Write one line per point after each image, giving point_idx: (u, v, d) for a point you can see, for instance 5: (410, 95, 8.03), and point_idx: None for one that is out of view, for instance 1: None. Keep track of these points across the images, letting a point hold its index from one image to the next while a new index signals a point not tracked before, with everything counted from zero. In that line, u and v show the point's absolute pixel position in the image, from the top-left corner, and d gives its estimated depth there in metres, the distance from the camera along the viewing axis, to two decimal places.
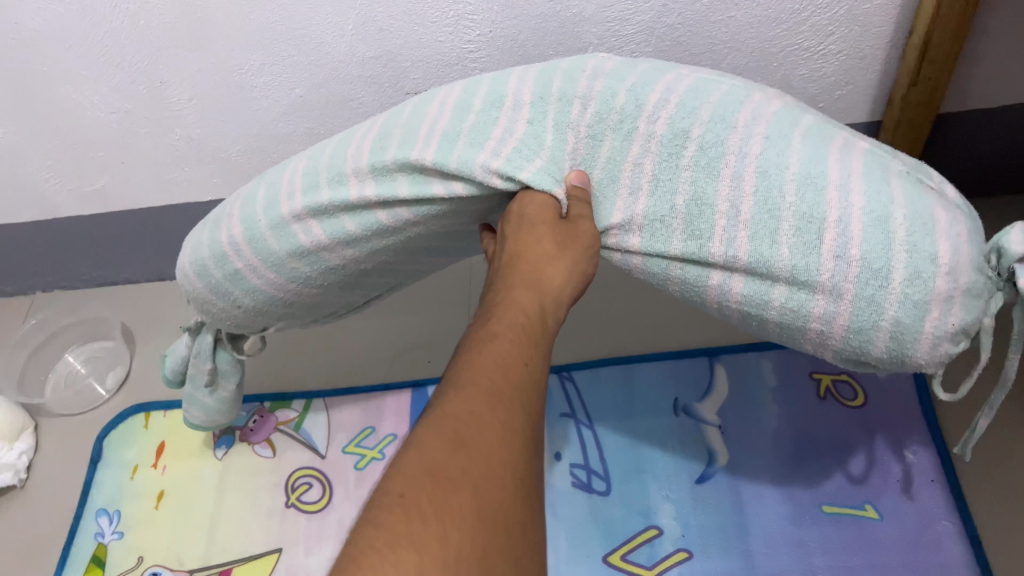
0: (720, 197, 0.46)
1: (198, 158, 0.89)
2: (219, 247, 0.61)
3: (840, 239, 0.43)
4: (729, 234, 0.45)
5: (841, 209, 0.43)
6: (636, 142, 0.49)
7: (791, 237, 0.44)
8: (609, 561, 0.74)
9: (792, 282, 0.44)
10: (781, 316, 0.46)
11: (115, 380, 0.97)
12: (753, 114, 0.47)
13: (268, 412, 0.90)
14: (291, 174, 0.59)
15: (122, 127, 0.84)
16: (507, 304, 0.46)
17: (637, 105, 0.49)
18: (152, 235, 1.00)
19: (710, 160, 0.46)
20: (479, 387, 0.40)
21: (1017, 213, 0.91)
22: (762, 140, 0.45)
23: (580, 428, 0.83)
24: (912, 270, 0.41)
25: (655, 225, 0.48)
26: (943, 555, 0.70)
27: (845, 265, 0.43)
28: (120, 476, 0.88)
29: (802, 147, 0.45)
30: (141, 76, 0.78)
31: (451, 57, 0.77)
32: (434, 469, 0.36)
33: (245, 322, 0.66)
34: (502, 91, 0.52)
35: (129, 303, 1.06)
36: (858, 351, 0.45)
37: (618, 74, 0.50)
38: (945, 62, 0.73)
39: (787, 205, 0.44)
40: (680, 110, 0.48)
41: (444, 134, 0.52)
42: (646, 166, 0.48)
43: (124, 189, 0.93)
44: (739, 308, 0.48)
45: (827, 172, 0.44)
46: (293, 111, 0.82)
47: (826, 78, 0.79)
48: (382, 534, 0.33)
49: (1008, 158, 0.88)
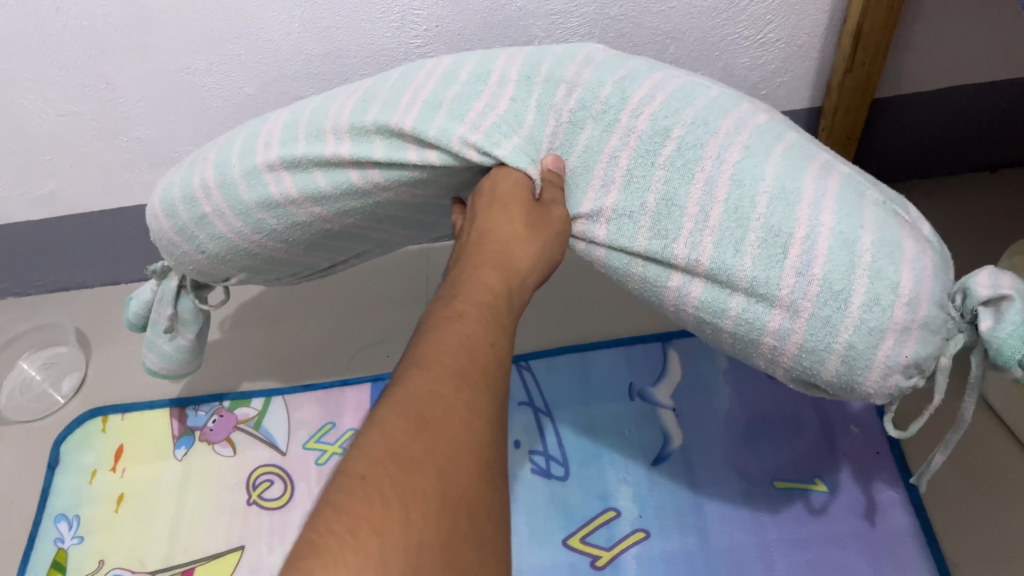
0: (691, 197, 0.47)
1: (148, 159, 0.88)
2: (190, 188, 0.62)
3: (803, 252, 0.44)
4: (693, 239, 0.47)
5: (810, 228, 0.44)
6: (619, 130, 0.49)
7: (755, 248, 0.45)
8: (569, 544, 0.75)
9: (748, 290, 0.46)
10: (735, 327, 0.48)
11: (71, 386, 0.96)
12: (736, 124, 0.48)
13: (227, 412, 0.90)
14: (271, 125, 0.59)
15: (69, 129, 0.83)
16: (474, 282, 0.47)
17: (622, 98, 0.50)
18: (104, 239, 0.99)
19: (687, 160, 0.47)
20: (446, 376, 0.41)
21: (951, 194, 0.94)
22: (741, 149, 0.46)
23: (539, 416, 0.84)
24: (873, 291, 0.43)
25: (622, 220, 0.49)
26: (890, 524, 0.73)
27: (806, 280, 0.44)
28: (77, 481, 0.87)
29: (779, 161, 0.46)
30: (87, 78, 0.78)
31: (398, 53, 0.78)
32: (401, 457, 0.36)
33: (208, 269, 0.67)
34: (489, 66, 0.53)
35: (83, 308, 1.05)
36: (809, 370, 0.47)
37: (609, 66, 0.52)
38: (878, 47, 0.75)
39: (756, 216, 0.45)
40: (664, 108, 0.49)
41: (427, 101, 0.53)
42: (621, 160, 0.49)
43: (74, 193, 0.92)
44: (694, 313, 0.49)
45: (801, 190, 0.45)
46: (242, 108, 0.82)
47: (765, 67, 0.81)
48: (344, 519, 0.34)
49: (939, 141, 0.91)
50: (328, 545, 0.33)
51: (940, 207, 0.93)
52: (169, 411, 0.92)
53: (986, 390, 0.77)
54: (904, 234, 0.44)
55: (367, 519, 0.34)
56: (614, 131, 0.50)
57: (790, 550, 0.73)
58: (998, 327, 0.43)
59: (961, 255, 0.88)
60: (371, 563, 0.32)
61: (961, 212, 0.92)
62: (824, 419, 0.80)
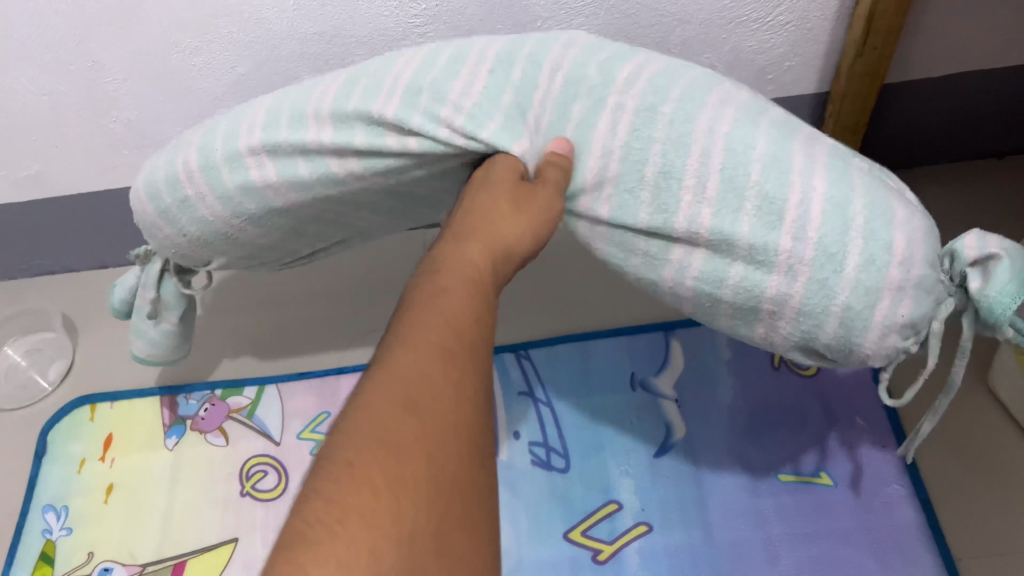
0: (677, 169, 0.44)
1: (137, 141, 0.86)
2: (174, 171, 0.59)
3: (798, 222, 0.42)
4: (694, 209, 0.44)
5: (803, 194, 0.42)
6: (612, 106, 0.47)
7: (753, 214, 0.43)
8: (570, 537, 0.74)
9: (741, 259, 0.44)
10: (733, 295, 0.46)
11: (57, 373, 0.94)
12: (721, 99, 0.46)
13: (219, 401, 0.88)
14: (253, 109, 0.57)
15: (53, 110, 0.81)
16: (456, 253, 0.43)
17: (609, 77, 0.48)
18: (91, 222, 0.96)
19: (680, 132, 0.45)
20: (429, 345, 0.37)
21: (957, 182, 0.92)
22: (731, 122, 0.45)
23: (538, 405, 0.83)
24: (866, 255, 0.42)
25: (624, 193, 0.47)
26: (896, 519, 0.72)
27: (800, 246, 0.43)
28: (65, 470, 0.85)
29: (767, 133, 0.44)
30: (72, 56, 0.75)
31: (397, 33, 0.75)
32: (382, 436, 0.33)
33: (190, 252, 0.64)
34: (473, 51, 0.51)
35: (69, 292, 1.02)
36: (807, 335, 0.45)
37: (592, 48, 0.50)
38: (890, 32, 0.73)
39: (752, 183, 0.43)
40: (650, 86, 0.47)
41: (408, 87, 0.50)
42: (619, 133, 0.46)
43: (60, 175, 0.89)
44: (692, 284, 0.47)
45: (793, 159, 0.43)
46: (235, 88, 0.80)
47: (773, 50, 0.80)
48: (332, 508, 0.30)
49: (946, 128, 0.90)
50: (318, 536, 0.29)
51: (945, 194, 0.92)
52: (159, 399, 0.90)
53: (993, 381, 0.76)
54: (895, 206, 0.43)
55: (358, 503, 0.31)
56: (607, 104, 0.47)
57: (795, 545, 0.72)
58: (987, 287, 0.42)
59: None
60: (363, 555, 0.29)
61: (965, 200, 0.91)
62: (829, 410, 0.79)
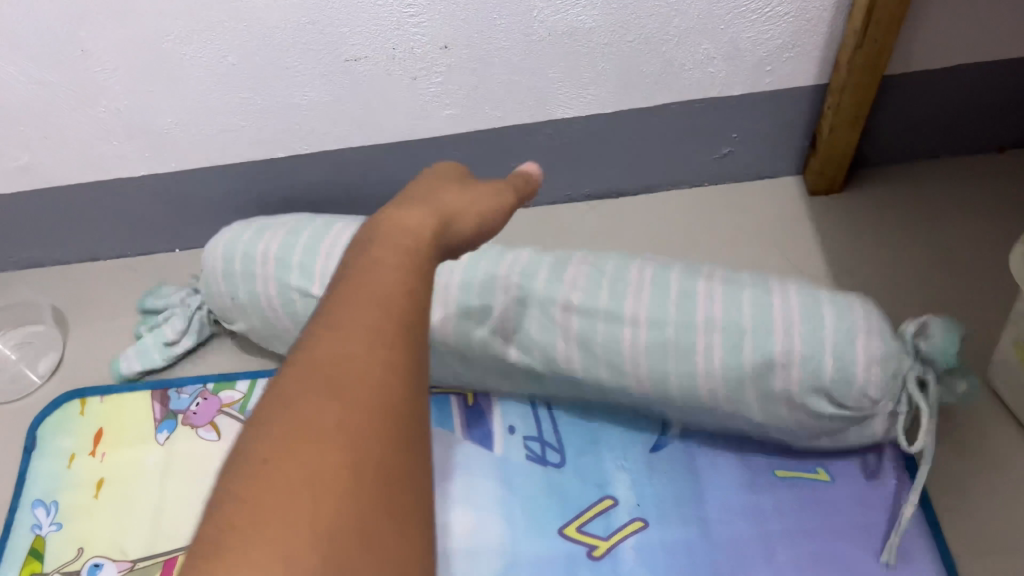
0: (698, 318, 0.69)
1: (128, 132, 0.85)
2: (252, 251, 0.81)
3: (784, 322, 0.67)
4: (708, 330, 0.68)
5: (784, 314, 0.67)
6: (634, 267, 0.75)
7: (751, 343, 0.67)
8: (565, 533, 0.73)
9: (755, 348, 0.67)
10: (755, 371, 0.67)
11: (47, 367, 0.93)
12: (710, 288, 0.71)
13: (210, 395, 0.87)
14: (333, 238, 0.80)
15: (43, 100, 0.79)
16: (395, 222, 0.42)
17: (622, 274, 0.74)
18: (81, 214, 0.95)
19: (685, 278, 0.72)
20: (358, 319, 0.35)
21: (955, 176, 0.92)
22: (724, 295, 0.70)
23: (534, 400, 0.82)
24: (838, 330, 0.66)
25: (653, 325, 0.70)
26: (894, 515, 0.71)
27: (790, 339, 0.66)
28: (55, 465, 0.84)
29: (750, 292, 0.69)
30: (62, 45, 0.74)
31: (390, 23, 0.75)
32: (303, 425, 0.31)
33: (226, 310, 0.84)
34: (503, 278, 0.75)
35: (59, 286, 1.01)
36: (817, 397, 0.66)
37: (597, 278, 0.74)
38: (890, 23, 0.72)
39: (745, 311, 0.68)
40: (659, 302, 0.71)
41: (463, 290, 0.75)
42: (641, 294, 0.72)
43: (50, 166, 0.88)
44: (721, 379, 0.68)
45: (772, 300, 0.68)
46: (227, 79, 0.79)
47: (771, 41, 0.79)
48: (241, 514, 0.29)
49: (945, 122, 0.89)
50: (229, 546, 0.28)
51: (942, 188, 0.91)
52: (151, 393, 0.88)
53: (993, 377, 0.75)
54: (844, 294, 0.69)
55: (270, 504, 0.29)
56: (632, 271, 0.74)
57: (793, 542, 0.71)
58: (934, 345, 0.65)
59: (968, 239, 0.87)
60: (275, 566, 0.28)
61: (963, 195, 0.90)
62: None
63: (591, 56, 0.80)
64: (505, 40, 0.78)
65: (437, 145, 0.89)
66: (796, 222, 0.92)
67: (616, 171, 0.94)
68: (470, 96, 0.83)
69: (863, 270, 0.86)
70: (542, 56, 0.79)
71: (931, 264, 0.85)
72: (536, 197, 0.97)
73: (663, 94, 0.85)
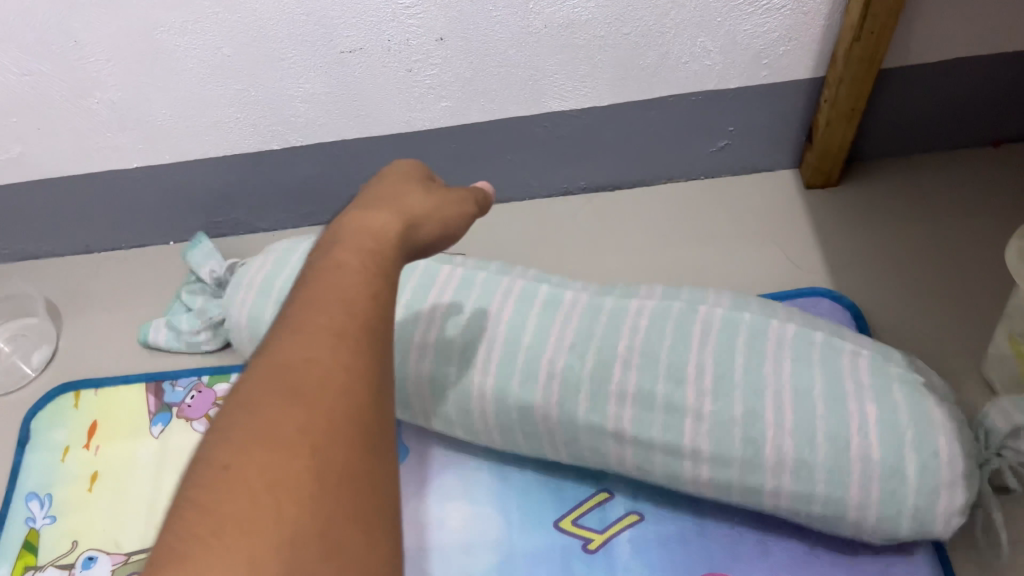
0: (768, 414, 0.61)
1: (121, 123, 0.84)
2: None
3: (864, 446, 0.59)
4: (777, 445, 0.60)
5: (863, 418, 0.59)
6: (697, 334, 0.66)
7: (827, 459, 0.59)
8: (561, 526, 0.73)
9: (828, 472, 0.59)
10: (826, 490, 0.59)
11: (41, 359, 0.92)
12: (776, 366, 0.62)
13: (205, 387, 0.87)
14: None
15: (35, 90, 0.79)
16: (354, 228, 0.43)
17: (680, 348, 0.65)
18: (75, 206, 0.95)
19: (756, 354, 0.63)
20: (320, 329, 0.37)
21: (953, 170, 0.92)
22: (791, 375, 0.62)
23: None
24: (921, 465, 0.58)
25: (717, 428, 0.61)
26: None
27: (869, 466, 0.58)
28: (49, 458, 0.84)
29: (822, 377, 0.61)
30: (54, 35, 0.73)
31: (386, 14, 0.74)
32: (268, 434, 0.33)
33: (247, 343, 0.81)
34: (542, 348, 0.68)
35: (53, 278, 1.00)
36: (890, 517, 0.59)
37: (654, 337, 0.66)
38: (888, 16, 0.72)
39: (822, 408, 0.60)
40: (717, 388, 0.62)
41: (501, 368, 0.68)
42: (704, 373, 0.63)
43: (42, 158, 0.88)
44: (789, 491, 0.60)
45: (849, 395, 0.60)
46: (221, 69, 0.78)
47: (768, 34, 0.79)
48: (205, 520, 0.30)
49: (943, 115, 0.89)
50: (193, 550, 0.29)
51: (939, 182, 0.91)
52: (145, 386, 0.88)
53: (987, 368, 0.75)
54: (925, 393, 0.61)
55: (235, 510, 0.31)
56: (692, 341, 0.65)
57: None
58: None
59: (965, 233, 0.87)
60: (240, 569, 0.29)
61: (959, 189, 0.90)
62: None
63: (587, 48, 0.80)
64: (501, 32, 0.77)
65: (432, 137, 0.89)
66: (793, 215, 0.92)
67: (612, 164, 0.94)
68: (465, 88, 0.83)
69: (857, 265, 0.87)
70: (538, 48, 0.79)
71: (925, 258, 0.86)
72: (532, 189, 0.97)
73: (659, 87, 0.84)
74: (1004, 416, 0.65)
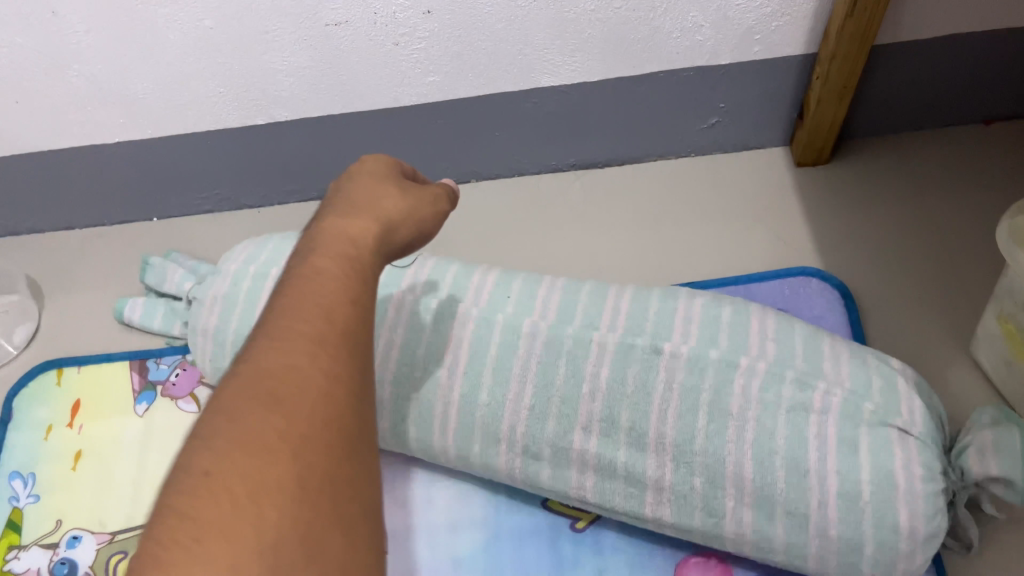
0: (727, 454, 0.58)
1: (102, 97, 0.82)
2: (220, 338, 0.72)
3: (821, 513, 0.56)
4: (737, 513, 0.58)
5: (819, 472, 0.56)
6: (660, 382, 0.61)
7: (785, 523, 0.57)
8: (548, 506, 0.72)
9: (788, 531, 0.57)
10: (784, 552, 0.58)
11: (22, 337, 0.91)
12: (744, 400, 0.59)
13: (190, 365, 0.86)
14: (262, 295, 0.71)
15: (12, 62, 0.77)
16: (329, 236, 0.42)
17: (646, 389, 0.61)
18: (55, 181, 0.93)
19: (719, 411, 0.59)
20: (300, 337, 0.36)
21: (944, 148, 0.91)
22: (754, 425, 0.58)
23: None
24: (878, 540, 0.55)
25: (680, 498, 0.59)
26: None
27: (827, 540, 0.56)
28: (32, 437, 0.83)
29: (788, 429, 0.58)
30: (31, 6, 0.72)
31: None
32: (248, 440, 0.32)
33: None
34: (519, 327, 0.65)
35: (34, 254, 0.99)
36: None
37: (620, 368, 0.62)
38: None
39: (779, 461, 0.57)
40: (680, 440, 0.59)
41: (469, 372, 0.64)
42: (665, 418, 0.60)
43: (21, 132, 0.86)
44: (750, 548, 0.59)
45: (809, 456, 0.57)
46: (204, 42, 0.77)
47: (761, 9, 0.78)
48: (186, 529, 0.29)
49: (935, 92, 0.88)
50: (173, 558, 0.28)
51: (930, 160, 0.90)
52: (129, 363, 0.87)
53: (976, 350, 0.75)
54: (896, 490, 0.55)
55: (215, 518, 0.30)
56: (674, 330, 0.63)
57: None
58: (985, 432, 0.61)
59: (954, 211, 0.86)
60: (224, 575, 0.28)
61: (950, 167, 0.90)
62: None
63: (578, 23, 0.78)
64: (489, 5, 0.76)
65: (420, 112, 0.87)
66: (781, 192, 0.91)
67: (602, 139, 0.93)
68: (453, 63, 0.82)
69: (844, 243, 0.86)
70: (527, 22, 0.78)
71: (914, 241, 0.85)
72: (521, 166, 0.96)
73: (650, 62, 0.83)
74: (977, 457, 0.59)
